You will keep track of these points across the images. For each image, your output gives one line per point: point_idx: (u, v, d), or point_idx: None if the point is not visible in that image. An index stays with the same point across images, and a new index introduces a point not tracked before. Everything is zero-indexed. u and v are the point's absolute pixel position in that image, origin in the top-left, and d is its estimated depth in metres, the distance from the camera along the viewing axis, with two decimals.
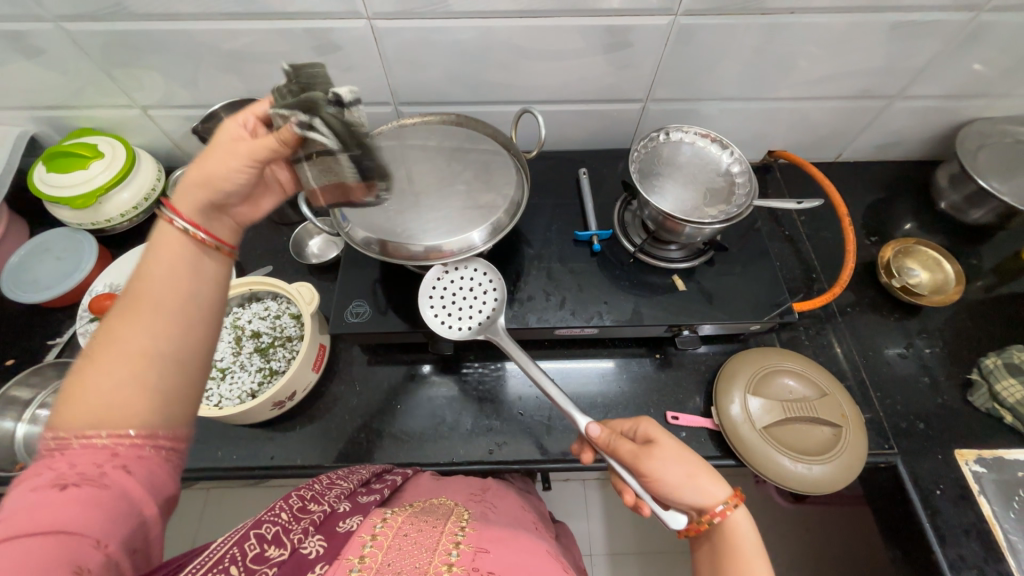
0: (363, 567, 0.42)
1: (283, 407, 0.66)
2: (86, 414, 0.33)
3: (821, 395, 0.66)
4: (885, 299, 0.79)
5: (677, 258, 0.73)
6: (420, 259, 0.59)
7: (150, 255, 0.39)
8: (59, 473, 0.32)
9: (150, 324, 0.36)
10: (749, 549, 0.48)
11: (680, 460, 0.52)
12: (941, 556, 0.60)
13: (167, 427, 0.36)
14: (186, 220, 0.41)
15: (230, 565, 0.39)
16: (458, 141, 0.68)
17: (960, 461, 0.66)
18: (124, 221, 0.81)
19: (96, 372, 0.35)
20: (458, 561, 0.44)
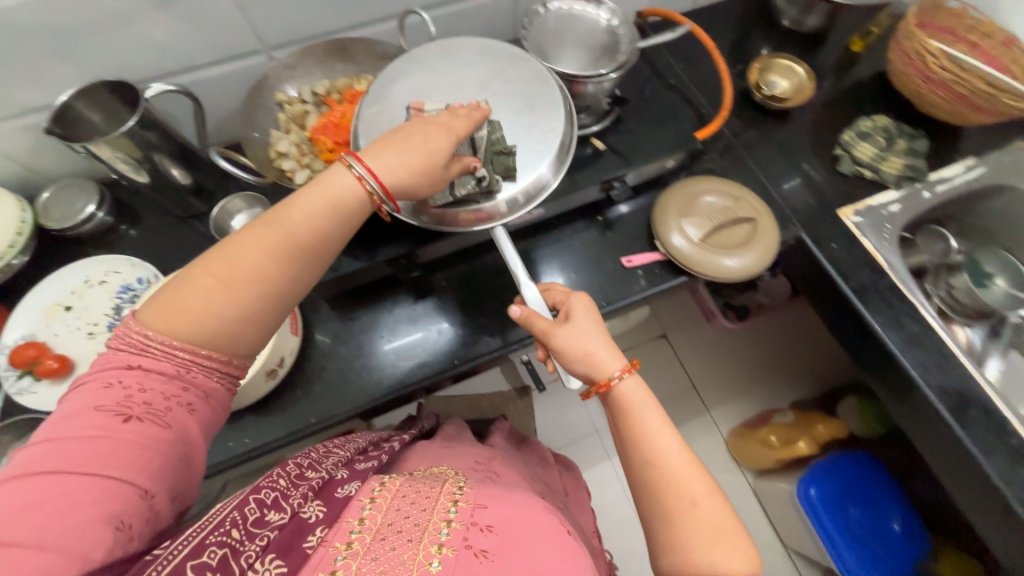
0: (363, 527, 0.48)
1: (276, 377, 0.66)
2: (187, 319, 0.45)
3: (735, 200, 0.77)
4: (762, 113, 0.92)
5: (587, 123, 0.79)
6: (456, 223, 0.61)
7: (312, 192, 0.49)
8: (125, 403, 0.42)
9: (262, 257, 0.47)
10: (642, 408, 0.57)
11: (584, 335, 0.60)
12: (845, 289, 0.76)
13: (240, 353, 0.49)
14: (362, 166, 0.50)
15: (230, 529, 0.44)
16: (499, 69, 0.65)
17: (843, 218, 0.81)
18: (4, 266, 0.71)
19: (217, 286, 0.46)
20: (456, 516, 0.50)
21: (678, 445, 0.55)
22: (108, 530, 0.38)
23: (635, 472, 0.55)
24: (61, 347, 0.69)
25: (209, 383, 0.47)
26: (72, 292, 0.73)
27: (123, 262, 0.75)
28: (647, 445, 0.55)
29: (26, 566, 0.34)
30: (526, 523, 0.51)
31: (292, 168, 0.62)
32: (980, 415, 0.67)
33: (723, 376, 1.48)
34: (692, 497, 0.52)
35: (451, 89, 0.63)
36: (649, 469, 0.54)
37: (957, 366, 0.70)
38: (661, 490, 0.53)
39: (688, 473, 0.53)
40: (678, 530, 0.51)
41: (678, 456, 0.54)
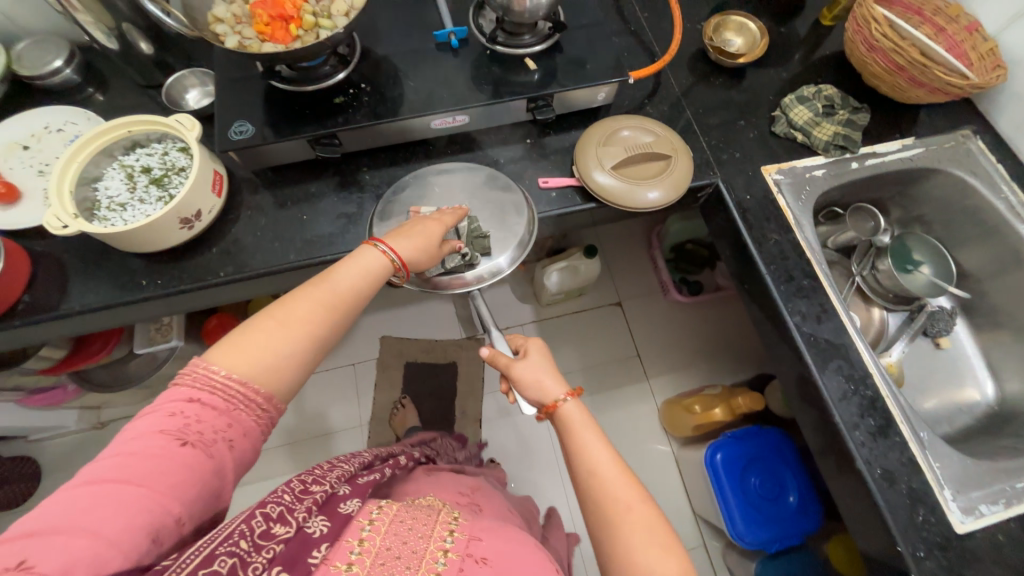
0: (362, 549, 0.53)
1: (192, 228, 0.72)
2: (248, 358, 0.54)
3: (654, 137, 0.80)
4: (714, 68, 0.93)
5: (531, 43, 0.80)
6: (444, 286, 0.71)
7: (352, 262, 0.62)
8: (184, 430, 0.48)
9: (314, 309, 0.58)
10: (580, 426, 0.62)
11: (539, 366, 0.68)
12: (748, 238, 0.79)
13: (280, 396, 0.56)
14: (382, 244, 0.64)
15: (239, 540, 0.47)
16: (471, 177, 0.77)
17: (765, 174, 0.83)
18: None
19: (278, 330, 0.56)
20: (453, 546, 0.56)
21: (612, 459, 0.59)
22: (145, 541, 0.43)
23: (579, 487, 0.59)
24: (12, 178, 0.76)
25: (252, 422, 0.53)
26: (31, 135, 0.80)
27: (81, 115, 0.82)
28: (577, 450, 0.60)
29: (75, 551, 0.39)
30: (514, 555, 0.58)
31: (225, 33, 0.67)
32: (843, 364, 0.72)
33: (668, 349, 1.48)
34: (623, 505, 0.55)
35: (438, 194, 0.76)
36: (588, 483, 0.58)
37: (835, 320, 0.74)
38: (599, 504, 0.56)
39: (616, 481, 0.57)
40: (613, 541, 0.54)
41: (615, 473, 0.57)
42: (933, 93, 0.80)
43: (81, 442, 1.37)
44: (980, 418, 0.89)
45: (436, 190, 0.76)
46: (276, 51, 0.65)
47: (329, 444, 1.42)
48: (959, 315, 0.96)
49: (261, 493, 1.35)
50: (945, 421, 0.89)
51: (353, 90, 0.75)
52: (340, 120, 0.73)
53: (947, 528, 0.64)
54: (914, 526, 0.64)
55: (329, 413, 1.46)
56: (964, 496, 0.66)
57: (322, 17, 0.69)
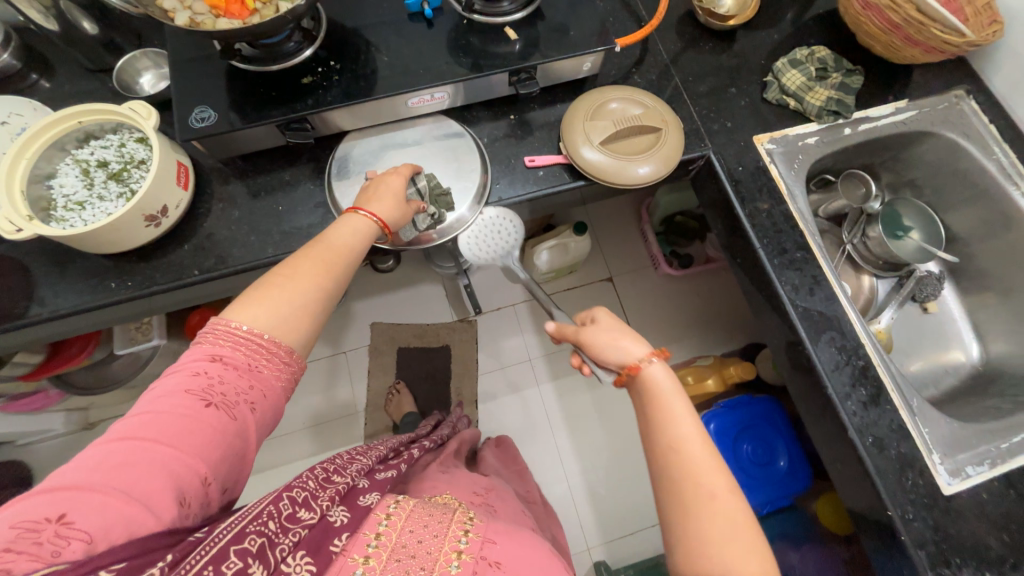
0: (379, 543, 0.52)
1: (160, 225, 0.68)
2: (264, 313, 0.53)
3: (643, 109, 0.76)
4: (703, 32, 0.88)
5: (508, 11, 0.74)
6: (411, 243, 0.73)
7: (338, 225, 0.61)
8: (208, 390, 0.48)
9: (318, 267, 0.57)
10: (668, 397, 0.56)
11: (612, 329, 0.63)
12: (741, 212, 0.77)
13: (300, 351, 0.55)
14: (364, 210, 0.63)
15: (268, 521, 0.47)
16: (414, 135, 0.77)
17: (757, 144, 0.81)
18: None
19: (288, 285, 0.55)
20: (466, 548, 0.54)
21: (701, 439, 0.53)
22: (175, 504, 0.43)
23: (657, 458, 0.54)
24: None
25: (274, 379, 0.52)
26: None
27: (26, 106, 0.75)
28: (664, 427, 0.54)
29: (109, 513, 0.40)
30: (526, 559, 0.56)
31: (174, 9, 0.61)
32: (836, 336, 0.72)
33: (661, 323, 1.49)
34: (711, 495, 0.50)
35: (392, 156, 0.75)
36: (670, 460, 0.53)
37: (828, 292, 0.74)
38: (677, 479, 0.52)
39: (705, 467, 0.51)
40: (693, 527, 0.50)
41: (706, 457, 0.52)
42: (928, 51, 0.78)
43: (69, 444, 1.35)
44: (964, 380, 0.91)
45: (387, 151, 0.75)
46: (233, 26, 0.59)
47: (324, 432, 1.41)
48: (947, 279, 0.97)
49: (260, 485, 1.35)
50: (931, 383, 0.91)
51: (321, 69, 0.70)
52: (310, 102, 0.68)
53: (934, 489, 0.66)
54: (902, 490, 0.66)
55: (323, 402, 1.44)
56: (950, 459, 0.68)
57: None
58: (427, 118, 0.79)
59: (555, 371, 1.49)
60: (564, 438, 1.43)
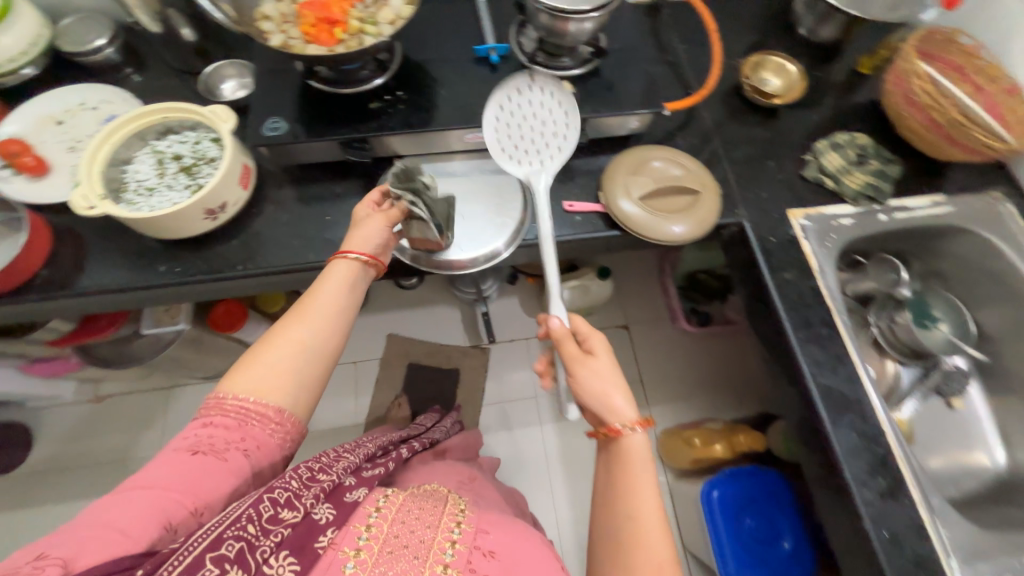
0: (369, 534, 0.54)
1: (216, 219, 0.72)
2: (244, 379, 0.56)
3: (685, 171, 0.79)
4: (747, 106, 0.93)
5: (568, 66, 0.81)
6: (444, 267, 0.78)
7: (327, 278, 0.64)
8: (196, 444, 0.53)
9: (297, 318, 0.60)
10: (639, 464, 0.58)
11: (600, 374, 0.62)
12: (769, 281, 0.78)
13: (290, 407, 0.57)
14: (352, 251, 0.65)
15: (247, 524, 0.48)
16: (464, 166, 0.83)
17: (791, 218, 0.82)
18: (14, 71, 0.78)
19: (266, 347, 0.58)
20: (460, 538, 0.57)
21: (659, 513, 0.55)
22: (160, 531, 0.47)
23: (615, 527, 0.55)
24: (43, 152, 0.77)
25: (259, 427, 0.55)
26: (66, 110, 0.80)
27: (117, 96, 0.82)
28: (630, 485, 0.57)
29: (95, 545, 0.43)
30: (520, 547, 0.59)
31: (271, 30, 0.67)
32: (857, 420, 0.70)
33: (672, 378, 1.47)
34: (658, 559, 0.53)
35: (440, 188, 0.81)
36: (628, 527, 0.55)
37: (851, 374, 0.73)
38: (629, 548, 0.54)
39: (654, 534, 0.54)
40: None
41: (655, 518, 0.55)
42: (969, 152, 0.80)
43: (74, 414, 1.36)
44: (986, 484, 0.87)
45: (436, 182, 0.81)
46: (326, 53, 0.65)
47: (322, 439, 1.41)
48: (974, 377, 0.95)
49: None
50: (951, 483, 0.88)
51: (389, 97, 0.75)
52: (373, 126, 0.73)
53: None
54: None
55: (325, 409, 1.45)
56: (970, 569, 0.65)
57: (367, 23, 0.69)
58: (478, 154, 0.85)
59: (559, 411, 1.47)
60: (559, 483, 1.40)
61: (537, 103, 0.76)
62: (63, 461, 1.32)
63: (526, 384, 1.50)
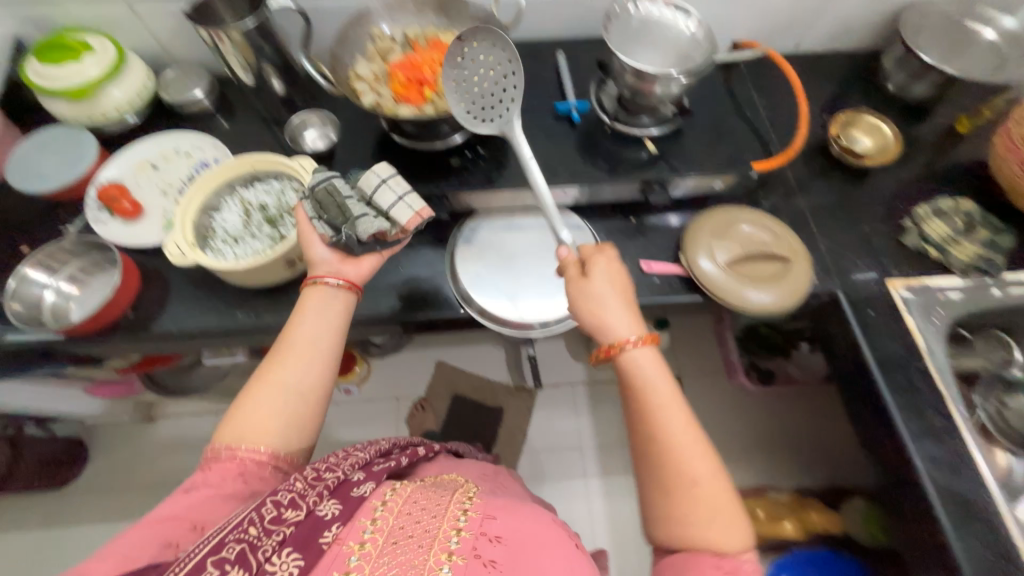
0: (375, 528, 0.50)
1: (294, 269, 0.73)
2: (233, 425, 0.56)
3: (775, 236, 0.75)
4: (835, 165, 0.88)
5: (648, 126, 0.79)
6: (512, 327, 0.75)
7: (304, 310, 0.63)
8: (196, 482, 0.54)
9: (276, 359, 0.59)
10: (650, 379, 0.56)
11: (611, 286, 0.60)
12: (871, 360, 0.71)
13: (279, 444, 0.57)
14: (331, 280, 0.64)
15: (249, 527, 0.48)
16: (538, 223, 0.81)
17: (891, 289, 0.76)
18: (120, 119, 0.83)
19: (249, 392, 0.58)
20: (466, 526, 0.51)
21: (687, 423, 0.54)
22: (164, 549, 0.48)
23: (653, 463, 0.53)
24: (137, 195, 0.80)
25: (247, 458, 0.55)
26: (161, 155, 0.84)
27: (208, 142, 0.86)
28: (652, 404, 0.54)
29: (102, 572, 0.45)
30: (530, 535, 0.53)
31: (364, 89, 0.68)
32: (983, 530, 0.62)
33: (728, 437, 1.37)
34: (693, 476, 0.51)
35: (512, 244, 0.80)
36: (659, 453, 0.52)
37: (973, 473, 0.64)
38: (669, 476, 0.51)
39: (693, 450, 0.52)
40: (678, 511, 0.51)
41: (682, 428, 0.53)
42: None
43: (126, 434, 1.39)
44: None
45: (509, 238, 0.80)
46: (416, 115, 0.66)
47: None
48: None
49: None
50: None
51: (470, 154, 0.75)
52: (454, 182, 0.73)
53: None
54: None
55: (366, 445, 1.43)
56: None
57: None
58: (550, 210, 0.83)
59: (605, 465, 1.40)
60: (604, 544, 1.31)
61: (483, 58, 0.66)
62: (112, 482, 1.34)
63: (570, 433, 1.44)
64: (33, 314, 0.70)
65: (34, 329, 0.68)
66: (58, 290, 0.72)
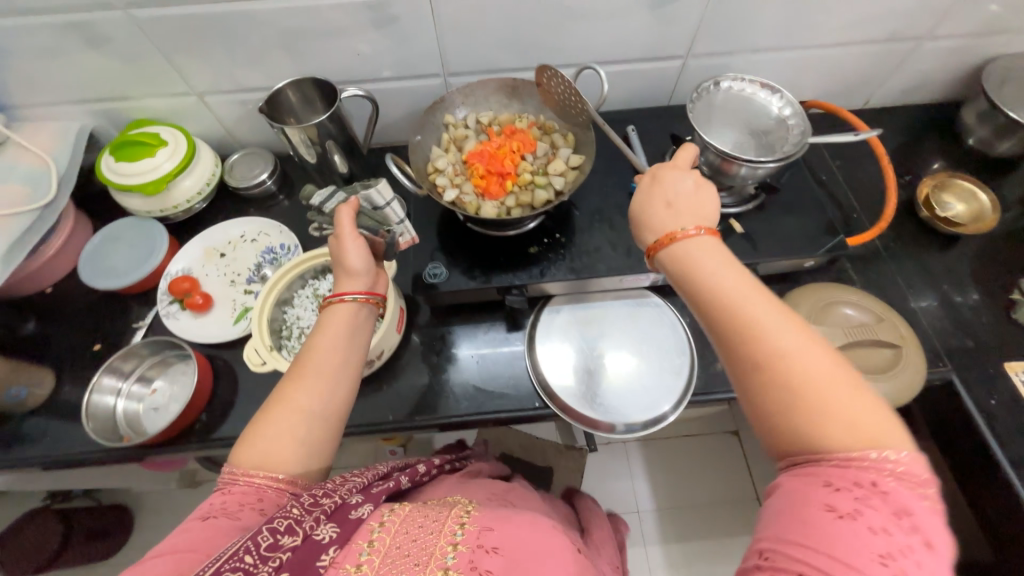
0: (371, 551, 0.46)
1: (371, 366, 0.71)
2: (252, 453, 0.49)
3: (877, 320, 0.70)
4: (925, 231, 0.84)
5: (725, 204, 0.76)
6: (594, 425, 0.70)
7: (323, 329, 0.56)
8: (207, 509, 0.45)
9: (289, 385, 0.52)
10: (709, 266, 0.45)
11: (654, 196, 0.51)
12: (1002, 458, 0.65)
13: (298, 469, 0.49)
14: (351, 294, 0.58)
15: (244, 556, 0.40)
16: (620, 308, 0.77)
17: (1009, 372, 0.71)
18: (188, 208, 0.83)
19: (261, 424, 0.50)
20: (462, 540, 0.48)
21: (781, 315, 0.41)
22: None
23: (742, 363, 0.40)
24: (206, 286, 0.80)
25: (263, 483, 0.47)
26: (228, 242, 0.84)
27: (273, 227, 0.85)
28: (705, 285, 0.44)
29: None
30: (528, 547, 0.49)
31: (444, 185, 0.67)
32: None
33: None
34: (782, 349, 0.39)
35: (595, 331, 0.76)
36: (751, 349, 0.40)
37: None
38: (771, 375, 0.38)
39: (787, 330, 0.40)
40: (797, 413, 0.37)
41: (761, 309, 0.41)
42: None
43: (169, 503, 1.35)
44: None
45: (592, 323, 0.76)
46: (497, 214, 0.65)
47: None
48: None
49: None
50: None
51: (547, 240, 0.72)
52: (535, 273, 0.70)
53: None
54: None
55: None
56: None
57: (537, 174, 0.68)
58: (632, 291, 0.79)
59: (666, 530, 1.31)
60: None
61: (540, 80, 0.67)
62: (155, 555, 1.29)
63: (626, 495, 1.37)
64: (109, 423, 0.68)
65: (112, 441, 0.66)
66: (130, 394, 0.70)
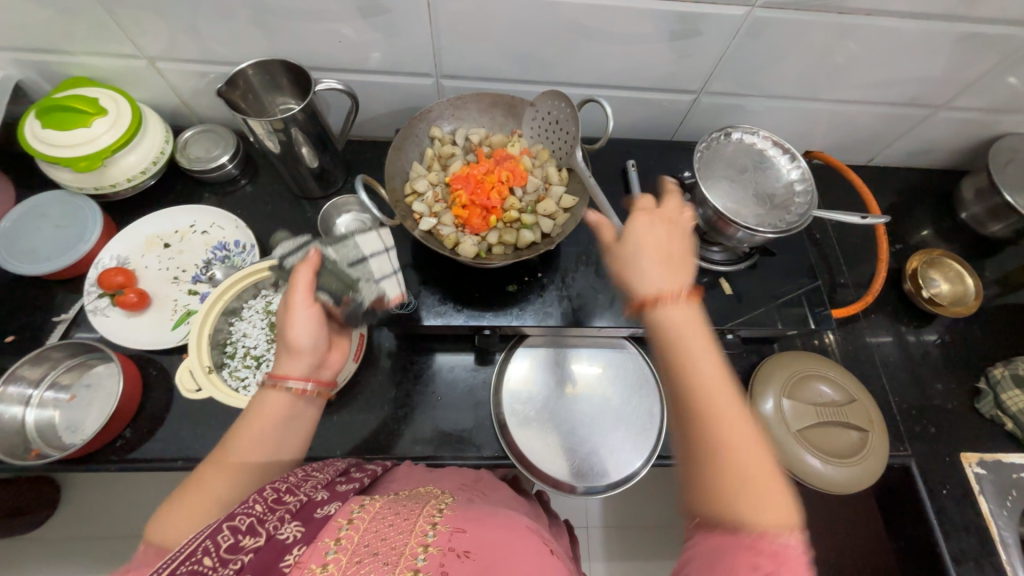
0: (340, 549, 0.36)
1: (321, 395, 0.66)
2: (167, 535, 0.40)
3: (850, 400, 0.70)
4: (907, 306, 0.84)
5: (719, 261, 0.71)
6: (550, 482, 0.67)
7: (254, 409, 0.48)
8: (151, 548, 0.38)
9: (215, 469, 0.44)
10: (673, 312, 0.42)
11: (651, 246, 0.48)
12: (945, 552, 0.67)
13: None
14: (290, 381, 0.49)
15: (203, 558, 0.35)
16: (595, 357, 0.74)
17: (964, 463, 0.73)
18: (131, 186, 0.74)
19: (179, 508, 0.42)
20: (435, 542, 0.39)
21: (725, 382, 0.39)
22: None
23: (680, 416, 0.39)
24: (143, 281, 0.71)
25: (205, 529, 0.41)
26: (175, 232, 0.75)
27: (228, 220, 0.76)
28: (666, 332, 0.42)
29: None
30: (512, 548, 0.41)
31: (422, 212, 0.62)
32: None
33: None
34: (717, 409, 0.37)
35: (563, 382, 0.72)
36: (690, 404, 0.38)
37: None
38: (705, 436, 0.37)
39: (728, 398, 0.38)
40: (729, 486, 0.35)
41: (706, 357, 0.40)
42: None
43: None
44: None
45: (565, 369, 0.73)
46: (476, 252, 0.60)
47: None
48: None
49: None
50: None
51: (527, 278, 0.67)
52: (512, 314, 0.65)
53: None
54: None
55: None
56: None
57: (526, 212, 0.63)
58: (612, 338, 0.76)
59: (614, 548, 1.27)
60: None
61: (540, 116, 0.65)
62: None
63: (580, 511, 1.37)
64: (15, 434, 0.60)
65: (17, 456, 0.59)
66: (42, 402, 0.63)
